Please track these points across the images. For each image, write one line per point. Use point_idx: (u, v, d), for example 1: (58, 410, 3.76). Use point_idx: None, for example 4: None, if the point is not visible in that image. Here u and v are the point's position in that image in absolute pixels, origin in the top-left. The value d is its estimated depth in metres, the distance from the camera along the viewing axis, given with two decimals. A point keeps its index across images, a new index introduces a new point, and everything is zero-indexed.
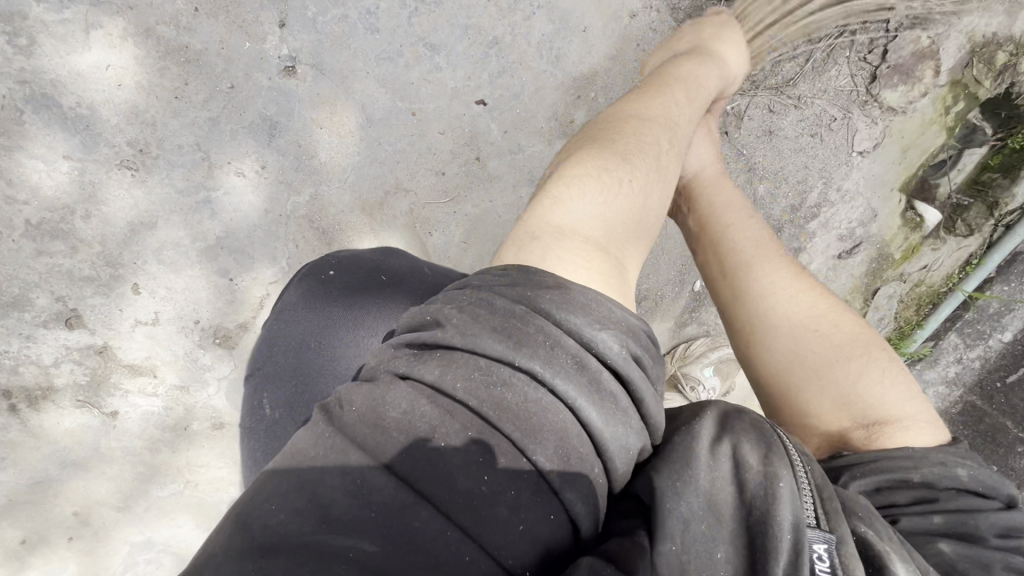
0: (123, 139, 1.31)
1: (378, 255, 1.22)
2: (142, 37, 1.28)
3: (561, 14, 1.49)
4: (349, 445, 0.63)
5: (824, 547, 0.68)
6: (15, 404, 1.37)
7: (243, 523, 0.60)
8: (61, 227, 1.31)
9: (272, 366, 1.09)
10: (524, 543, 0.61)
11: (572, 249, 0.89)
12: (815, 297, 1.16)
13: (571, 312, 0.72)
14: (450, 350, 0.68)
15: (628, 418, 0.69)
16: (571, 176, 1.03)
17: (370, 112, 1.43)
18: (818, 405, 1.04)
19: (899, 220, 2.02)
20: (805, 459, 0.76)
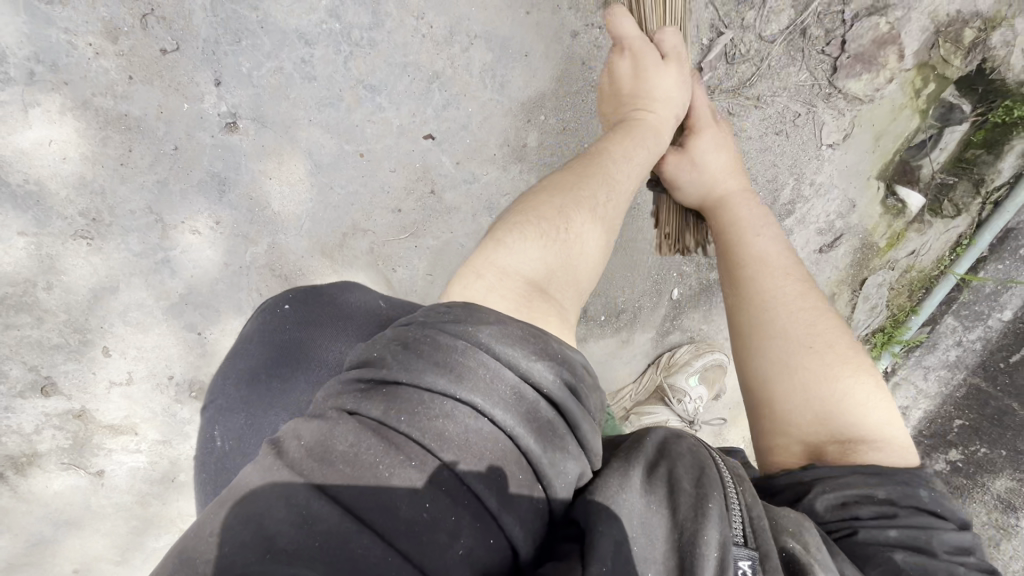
0: (74, 210, 1.26)
1: (337, 288, 1.18)
2: (80, 110, 1.20)
3: (500, 41, 1.40)
4: (295, 479, 0.59)
5: (748, 564, 0.67)
6: (3, 473, 1.43)
7: (190, 556, 0.57)
8: (24, 301, 1.30)
9: (226, 399, 1.03)
10: (464, 567, 0.58)
11: (509, 294, 0.85)
12: (811, 310, 1.12)
13: (510, 343, 0.67)
14: (395, 385, 0.64)
15: (567, 443, 0.66)
16: (511, 221, 0.97)
17: (317, 158, 1.36)
18: (797, 415, 1.01)
19: (880, 208, 1.96)
20: (736, 479, 0.76)
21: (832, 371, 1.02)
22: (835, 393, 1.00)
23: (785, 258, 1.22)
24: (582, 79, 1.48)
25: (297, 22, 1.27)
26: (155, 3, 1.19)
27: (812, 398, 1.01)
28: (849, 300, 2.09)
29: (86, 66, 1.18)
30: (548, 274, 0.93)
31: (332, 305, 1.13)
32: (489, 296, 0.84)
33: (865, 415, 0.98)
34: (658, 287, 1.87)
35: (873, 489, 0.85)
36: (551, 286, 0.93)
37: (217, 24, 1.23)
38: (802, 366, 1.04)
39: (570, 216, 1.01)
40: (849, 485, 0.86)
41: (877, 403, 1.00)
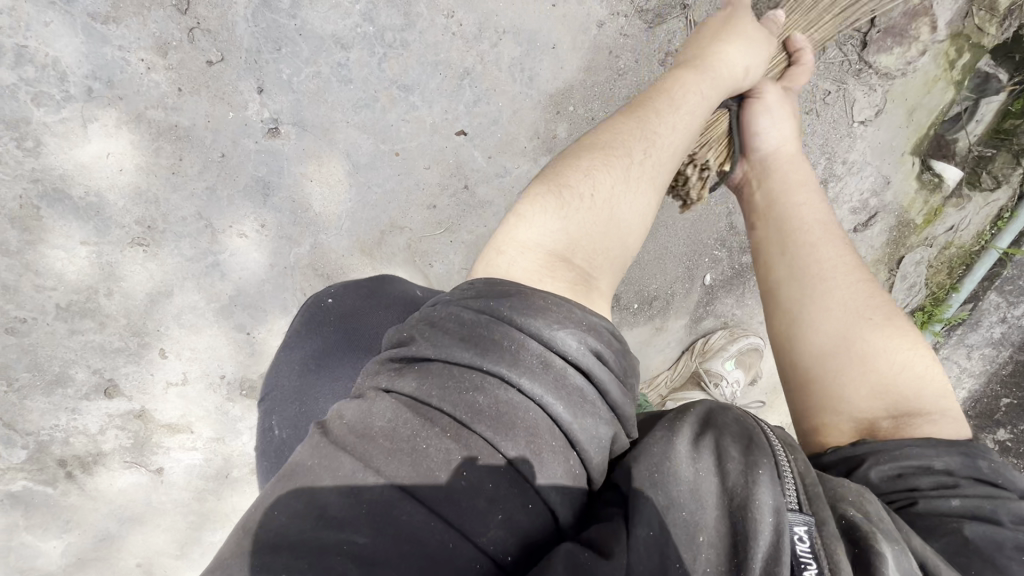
0: (131, 220, 1.33)
1: (376, 281, 1.22)
2: (133, 123, 1.26)
3: (527, 35, 1.43)
4: (342, 454, 0.66)
5: (805, 529, 0.69)
6: (72, 471, 1.51)
7: (249, 527, 0.64)
8: (88, 307, 1.38)
9: (280, 390, 1.09)
10: (504, 529, 0.65)
11: (531, 267, 0.90)
12: (867, 285, 1.08)
13: (530, 315, 0.74)
14: (428, 363, 0.72)
15: (596, 408, 0.72)
16: (530, 193, 1.00)
17: (355, 158, 1.41)
18: (853, 389, 0.98)
19: (915, 184, 1.92)
20: (788, 449, 0.78)
21: (890, 342, 1.00)
22: (896, 367, 0.98)
23: (835, 228, 1.17)
24: (610, 67, 1.49)
25: (333, 28, 1.32)
26: (201, 16, 1.24)
27: (869, 373, 0.98)
28: (885, 279, 2.06)
29: (139, 81, 1.24)
30: (571, 242, 0.95)
31: (371, 297, 1.17)
32: (515, 269, 0.89)
33: (924, 392, 0.95)
34: (690, 273, 1.87)
35: (931, 460, 0.84)
36: (575, 256, 0.94)
37: (259, 34, 1.28)
38: (858, 338, 1.00)
39: (596, 176, 1.01)
40: (907, 457, 0.85)
41: (935, 380, 0.97)
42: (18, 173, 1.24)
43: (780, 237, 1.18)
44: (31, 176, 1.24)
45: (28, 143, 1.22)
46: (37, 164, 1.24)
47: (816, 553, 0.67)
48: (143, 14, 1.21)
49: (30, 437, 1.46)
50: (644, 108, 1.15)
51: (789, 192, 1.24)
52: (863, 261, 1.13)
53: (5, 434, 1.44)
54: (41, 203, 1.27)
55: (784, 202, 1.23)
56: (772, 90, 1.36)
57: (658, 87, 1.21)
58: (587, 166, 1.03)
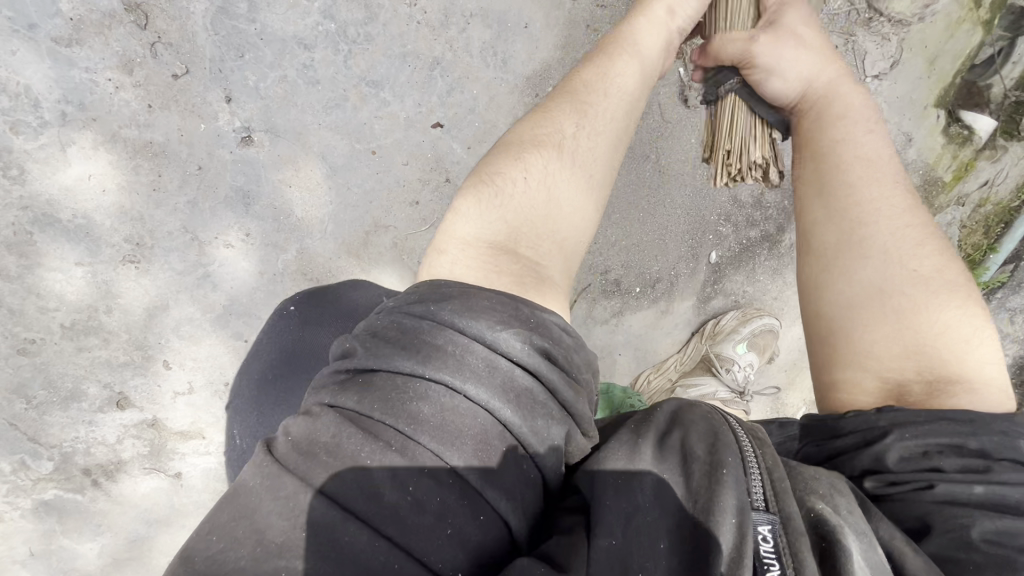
0: (120, 238, 1.35)
1: (344, 286, 1.22)
2: (111, 144, 1.27)
3: (497, 15, 1.36)
4: (284, 474, 0.62)
5: (768, 529, 0.64)
6: (96, 480, 1.58)
7: (187, 555, 0.60)
8: (91, 324, 1.42)
9: (242, 399, 1.10)
10: (454, 546, 0.62)
11: (470, 263, 0.86)
12: (918, 229, 0.97)
13: (472, 316, 0.71)
14: (371, 374, 0.69)
15: (548, 407, 0.69)
16: (469, 185, 0.97)
17: (332, 160, 1.39)
18: (882, 346, 0.91)
19: (942, 138, 1.76)
20: (756, 441, 0.73)
21: (934, 297, 0.91)
22: (937, 326, 0.89)
23: (889, 164, 1.04)
24: (589, 43, 1.42)
25: (294, 28, 1.29)
26: (162, 30, 1.24)
27: (903, 332, 0.90)
28: None
29: (110, 101, 1.25)
30: (512, 232, 0.91)
31: (334, 305, 1.17)
32: (456, 268, 0.86)
33: (964, 357, 0.87)
34: (694, 252, 1.79)
35: (965, 439, 0.75)
36: (519, 246, 0.90)
37: (220, 42, 1.27)
38: (899, 286, 0.92)
39: (528, 158, 0.96)
40: (938, 432, 0.76)
41: (979, 343, 0.89)
42: (9, 202, 1.27)
43: (815, 176, 1.06)
44: (21, 204, 1.28)
45: (14, 171, 1.25)
46: (25, 191, 1.27)
47: (780, 554, 0.63)
48: (105, 33, 1.21)
49: (54, 450, 1.52)
50: (575, 78, 1.08)
51: (848, 114, 1.08)
52: (920, 202, 1.01)
53: (31, 448, 1.51)
54: (34, 228, 1.31)
55: (834, 128, 1.07)
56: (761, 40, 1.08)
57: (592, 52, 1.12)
58: (521, 147, 0.98)
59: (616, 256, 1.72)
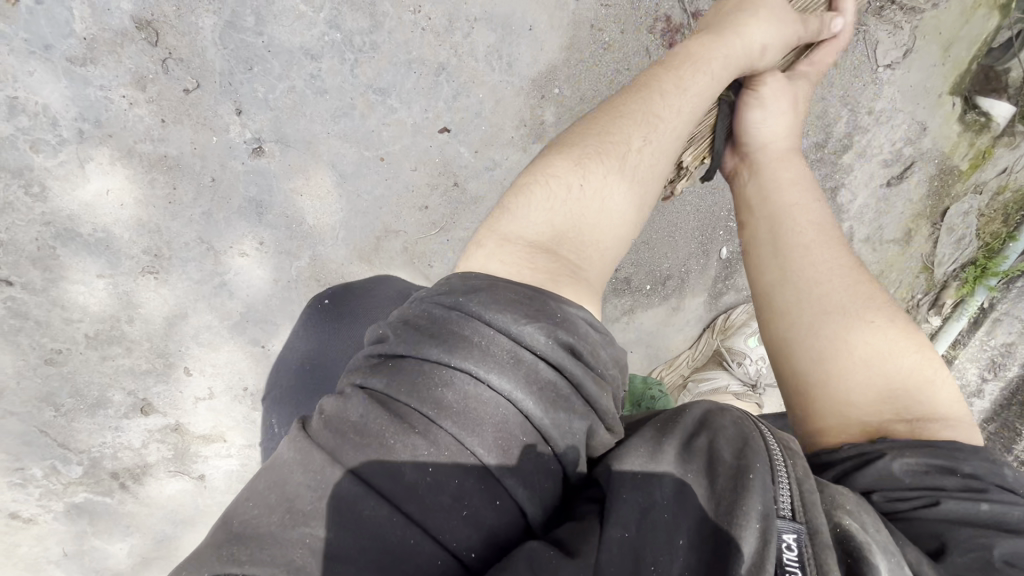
0: (139, 250, 1.39)
1: (371, 281, 1.25)
2: (126, 158, 1.30)
3: (501, 19, 1.37)
4: (315, 449, 0.65)
5: (793, 537, 0.64)
6: (124, 483, 1.63)
7: (227, 517, 0.64)
8: (114, 334, 1.46)
9: (279, 390, 1.12)
10: (469, 526, 0.64)
11: (514, 260, 0.83)
12: (866, 286, 0.99)
13: (499, 308, 0.70)
14: (399, 360, 0.69)
15: (570, 400, 0.68)
16: (517, 186, 0.95)
17: (341, 168, 1.40)
18: (856, 393, 0.89)
19: (958, 126, 1.73)
20: (788, 452, 0.72)
21: (896, 346, 0.91)
22: (903, 370, 0.89)
23: (832, 225, 1.09)
24: (594, 42, 1.42)
25: (301, 39, 1.31)
26: (172, 46, 1.26)
27: (871, 376, 0.89)
28: (929, 234, 1.87)
29: (125, 117, 1.27)
30: (557, 235, 0.89)
31: (365, 299, 1.19)
32: (492, 264, 0.82)
33: (932, 397, 0.87)
34: (704, 248, 1.78)
35: (959, 462, 0.76)
36: (561, 247, 0.88)
37: (229, 56, 1.28)
38: (864, 337, 0.92)
39: (587, 165, 0.94)
40: (934, 454, 0.77)
41: (944, 381, 0.89)
42: (31, 219, 1.31)
43: (770, 237, 1.09)
44: (43, 220, 1.32)
45: (35, 189, 1.29)
46: (46, 208, 1.31)
47: (803, 564, 0.62)
48: (117, 51, 1.24)
49: (83, 455, 1.57)
50: (648, 86, 1.07)
51: (784, 187, 1.14)
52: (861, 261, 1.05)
53: (61, 454, 1.56)
54: (56, 243, 1.34)
55: (780, 197, 1.13)
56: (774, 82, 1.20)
57: (662, 64, 1.11)
58: (578, 155, 0.96)
59: (626, 254, 1.72)
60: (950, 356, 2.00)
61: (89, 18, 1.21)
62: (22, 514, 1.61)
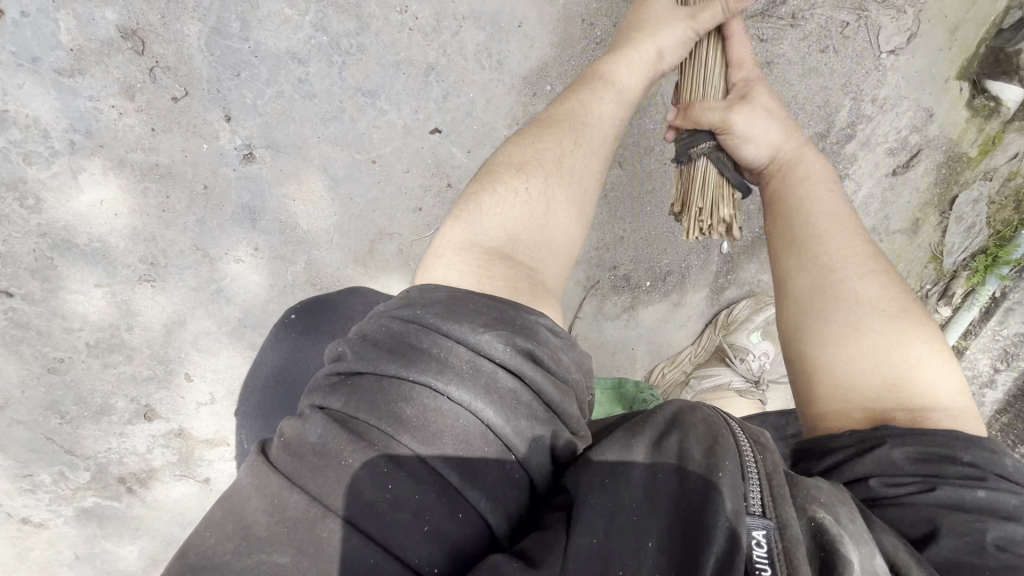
0: (135, 258, 1.39)
1: (341, 293, 1.23)
2: (118, 168, 1.30)
3: (490, 17, 1.35)
4: (272, 473, 0.65)
5: (762, 534, 0.65)
6: (131, 487, 1.65)
7: (183, 549, 0.63)
8: (114, 342, 1.47)
9: (248, 405, 1.14)
10: (431, 541, 0.63)
11: (465, 267, 0.85)
12: (885, 275, 0.99)
13: (456, 320, 0.72)
14: (357, 377, 0.71)
15: (532, 407, 0.69)
16: (468, 195, 0.97)
17: (333, 172, 1.40)
18: (864, 379, 0.90)
19: (966, 112, 1.68)
20: (756, 447, 0.72)
21: (904, 334, 0.92)
22: (909, 359, 0.90)
23: (849, 217, 1.08)
24: (584, 37, 1.41)
25: (287, 43, 1.30)
26: (159, 54, 1.25)
27: (877, 362, 0.90)
28: (937, 223, 1.83)
29: (115, 127, 1.27)
30: (511, 240, 0.91)
31: (331, 311, 1.18)
32: (450, 273, 0.84)
33: (936, 386, 0.88)
34: (704, 243, 1.76)
35: (959, 450, 0.78)
36: (516, 252, 0.91)
37: (216, 62, 1.28)
38: (877, 325, 0.93)
39: (529, 171, 0.98)
40: (933, 443, 0.79)
41: (948, 371, 0.90)
42: (28, 230, 1.32)
43: (784, 231, 1.09)
44: (40, 231, 1.32)
45: (30, 201, 1.30)
46: (42, 219, 1.32)
47: (773, 559, 0.64)
48: (105, 61, 1.23)
49: (89, 461, 1.59)
50: (567, 102, 1.10)
51: (807, 181, 1.13)
52: (883, 254, 1.04)
53: (68, 460, 1.58)
54: (53, 253, 1.35)
55: (795, 192, 1.12)
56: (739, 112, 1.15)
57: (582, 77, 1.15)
58: (520, 162, 0.99)
59: (624, 251, 1.70)
60: (961, 347, 1.96)
61: (75, 29, 1.21)
62: (33, 520, 1.63)
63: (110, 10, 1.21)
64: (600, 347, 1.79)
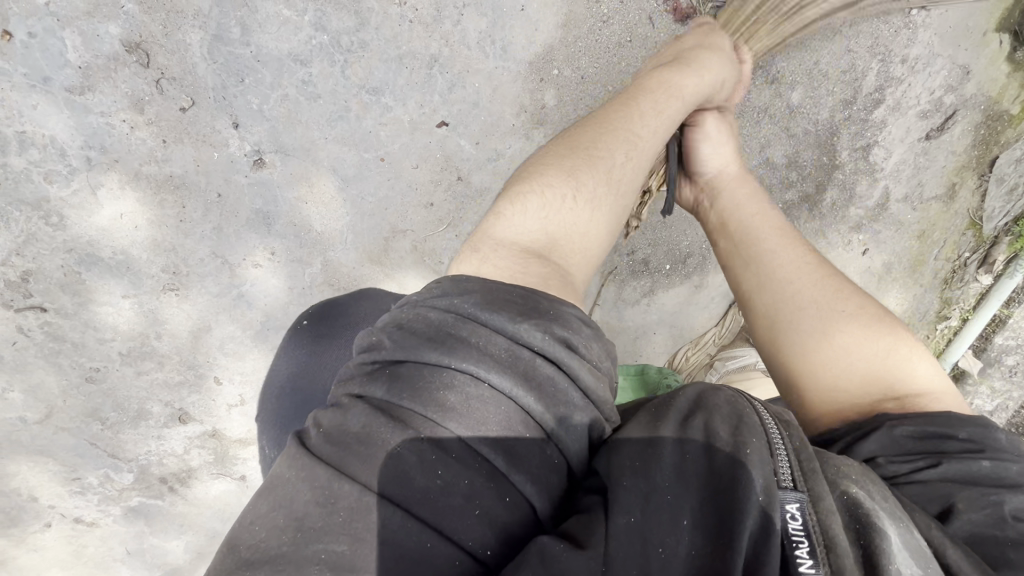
0: (158, 268, 1.42)
1: (350, 299, 1.26)
2: (135, 182, 1.32)
3: (491, 2, 1.32)
4: (317, 465, 0.64)
5: (797, 507, 0.65)
6: (173, 486, 1.72)
7: (231, 544, 0.62)
8: (145, 350, 1.52)
9: (265, 409, 1.14)
10: (483, 526, 0.63)
11: (506, 263, 0.84)
12: (833, 280, 1.04)
13: (493, 309, 0.72)
14: (395, 366, 0.70)
15: (569, 395, 0.69)
16: (511, 190, 0.95)
17: (342, 172, 1.39)
18: (843, 379, 0.92)
19: (1007, 67, 1.56)
20: (782, 424, 0.74)
21: (870, 329, 0.95)
22: (881, 353, 0.92)
23: (789, 226, 1.16)
24: (591, 16, 1.36)
25: (288, 45, 1.28)
26: (163, 65, 1.25)
27: (851, 360, 0.93)
28: (975, 187, 1.72)
29: (128, 141, 1.29)
30: (550, 242, 0.90)
31: (342, 316, 1.22)
32: (484, 268, 0.83)
33: (914, 370, 0.91)
34: None
35: (955, 428, 0.80)
36: (553, 253, 0.90)
37: (220, 70, 1.28)
38: (839, 329, 0.95)
39: (578, 177, 0.95)
40: (928, 422, 0.81)
41: (921, 355, 0.93)
42: (54, 247, 1.36)
43: (744, 250, 1.14)
44: (65, 248, 1.36)
45: (54, 219, 1.33)
46: (66, 236, 1.35)
47: (810, 532, 0.64)
48: (112, 77, 1.24)
49: (132, 463, 1.66)
50: (621, 112, 1.08)
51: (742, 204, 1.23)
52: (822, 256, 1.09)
53: (112, 463, 1.65)
54: (80, 268, 1.39)
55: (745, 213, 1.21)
56: (700, 131, 1.30)
57: (640, 86, 1.15)
58: (566, 166, 0.97)
59: (642, 235, 1.66)
60: (1003, 316, 1.86)
61: (81, 46, 1.22)
62: (85, 519, 1.71)
63: (112, 23, 1.21)
64: (622, 333, 1.77)
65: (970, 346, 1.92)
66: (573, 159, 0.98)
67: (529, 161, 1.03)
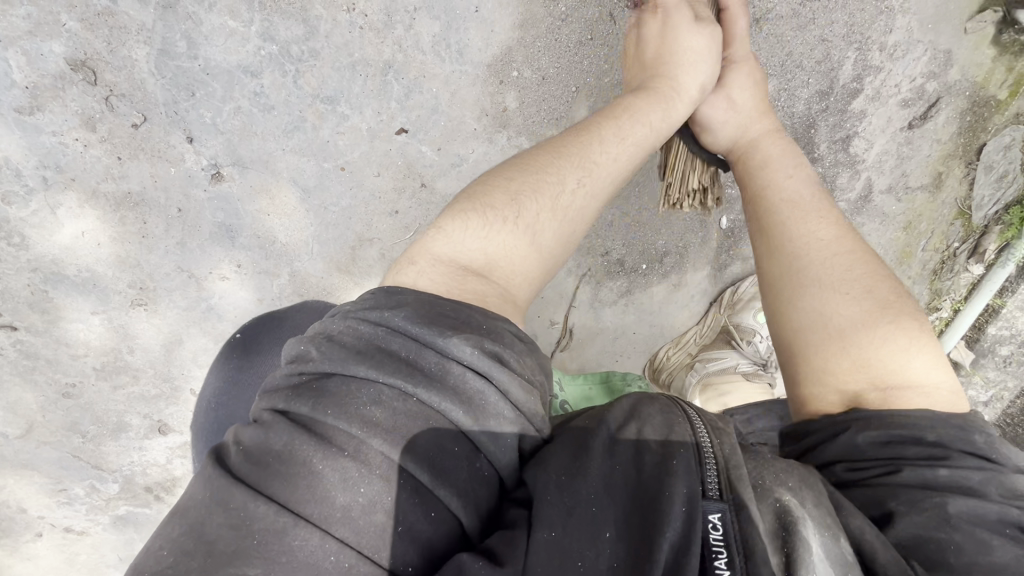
0: (124, 284, 1.41)
1: (290, 308, 1.26)
2: (93, 199, 1.31)
3: (444, 5, 1.30)
4: (233, 484, 0.62)
5: (719, 517, 0.63)
6: (159, 494, 1.66)
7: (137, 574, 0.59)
8: (118, 364, 1.49)
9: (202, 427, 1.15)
10: (404, 542, 0.62)
11: (440, 280, 0.83)
12: (852, 258, 0.98)
13: (426, 324, 0.70)
14: (324, 380, 0.67)
15: (499, 409, 0.67)
16: (454, 208, 0.93)
17: (303, 182, 1.37)
18: (834, 363, 0.90)
19: (991, 51, 1.50)
20: (716, 430, 0.71)
21: (870, 316, 0.90)
22: (875, 342, 0.88)
23: (815, 198, 1.08)
24: (549, 15, 1.34)
25: (237, 57, 1.27)
26: (111, 82, 1.24)
27: (846, 344, 0.90)
28: (963, 176, 1.66)
29: (83, 159, 1.28)
30: (488, 263, 0.89)
31: (276, 326, 1.23)
32: (421, 280, 0.83)
33: (904, 360, 0.86)
34: (702, 219, 1.66)
35: (922, 431, 0.77)
36: (492, 273, 0.88)
37: (169, 84, 1.26)
38: (844, 319, 0.92)
39: (523, 201, 0.93)
40: (896, 425, 0.78)
41: (919, 347, 0.87)
42: (20, 267, 1.35)
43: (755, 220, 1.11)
44: (30, 267, 1.36)
45: (16, 239, 1.33)
46: (30, 256, 1.35)
47: (730, 542, 0.62)
48: (61, 97, 1.23)
49: (116, 473, 1.61)
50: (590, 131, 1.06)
51: (769, 164, 1.16)
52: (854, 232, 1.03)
53: (96, 474, 1.60)
54: (47, 287, 1.38)
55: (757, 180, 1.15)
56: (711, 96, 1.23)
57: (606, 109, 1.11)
58: (516, 188, 0.94)
59: (615, 236, 1.63)
60: (995, 306, 1.76)
61: (26, 66, 1.20)
62: (75, 528, 1.67)
63: (56, 42, 1.20)
64: (600, 333, 1.74)
65: (963, 336, 1.84)
66: (526, 179, 0.96)
67: (483, 175, 1.01)
